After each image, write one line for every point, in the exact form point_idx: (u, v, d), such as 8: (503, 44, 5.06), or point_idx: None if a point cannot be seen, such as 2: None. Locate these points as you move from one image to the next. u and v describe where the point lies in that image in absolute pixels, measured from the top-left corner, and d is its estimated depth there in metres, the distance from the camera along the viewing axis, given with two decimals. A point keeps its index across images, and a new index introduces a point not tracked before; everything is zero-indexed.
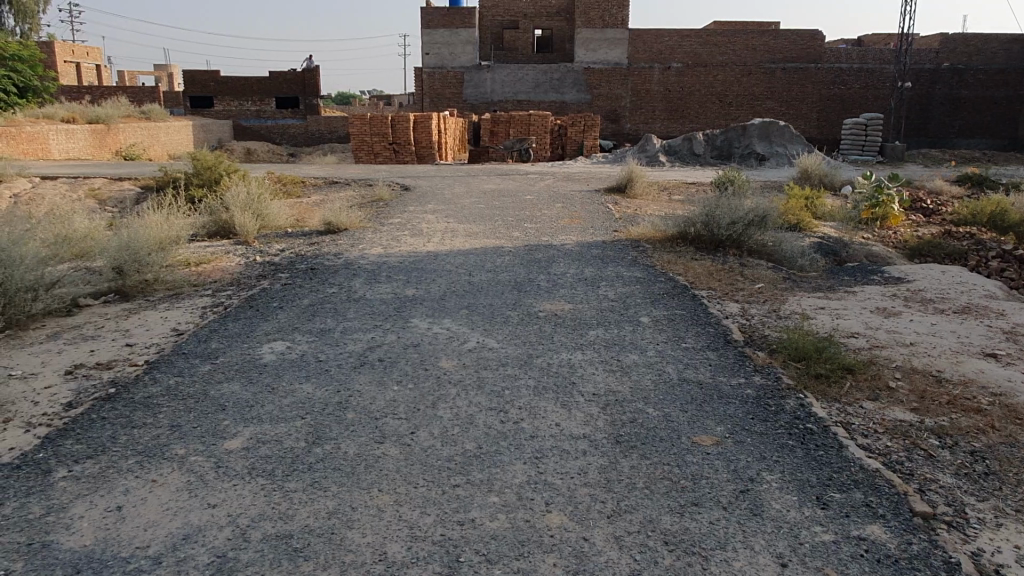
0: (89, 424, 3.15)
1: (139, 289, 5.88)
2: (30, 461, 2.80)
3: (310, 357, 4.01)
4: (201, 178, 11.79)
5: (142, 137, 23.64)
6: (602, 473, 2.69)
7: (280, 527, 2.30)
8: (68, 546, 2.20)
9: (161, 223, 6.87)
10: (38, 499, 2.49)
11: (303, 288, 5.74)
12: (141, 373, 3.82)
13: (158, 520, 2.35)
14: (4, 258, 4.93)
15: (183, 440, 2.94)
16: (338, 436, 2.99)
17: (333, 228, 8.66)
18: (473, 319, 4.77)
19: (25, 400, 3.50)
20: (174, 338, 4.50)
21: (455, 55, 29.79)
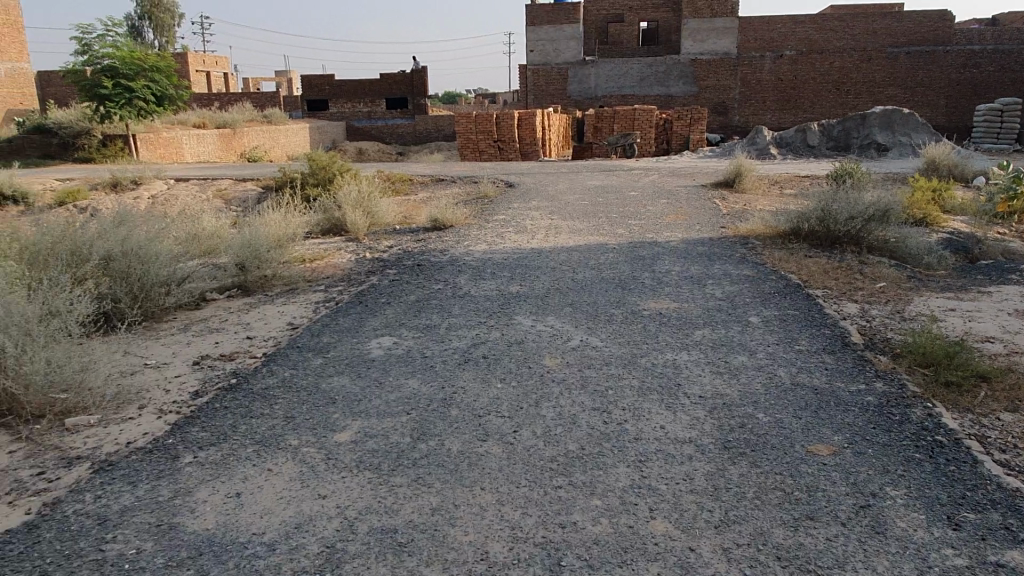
0: (213, 412, 3.35)
1: (259, 285, 6.20)
2: (160, 446, 3.00)
3: (416, 353, 4.10)
4: (316, 178, 12.32)
5: (264, 140, 25.04)
6: (709, 480, 2.60)
7: (386, 521, 2.36)
8: (194, 529, 2.34)
9: (279, 222, 7.22)
10: (167, 483, 2.67)
11: (410, 284, 5.89)
12: (260, 365, 4.02)
13: (273, 508, 2.46)
14: (143, 254, 5.27)
15: (296, 432, 3.07)
16: (442, 432, 3.03)
17: (439, 225, 8.85)
18: (577, 317, 4.74)
19: (157, 387, 3.77)
20: (289, 331, 4.71)
21: (559, 51, 29.74)
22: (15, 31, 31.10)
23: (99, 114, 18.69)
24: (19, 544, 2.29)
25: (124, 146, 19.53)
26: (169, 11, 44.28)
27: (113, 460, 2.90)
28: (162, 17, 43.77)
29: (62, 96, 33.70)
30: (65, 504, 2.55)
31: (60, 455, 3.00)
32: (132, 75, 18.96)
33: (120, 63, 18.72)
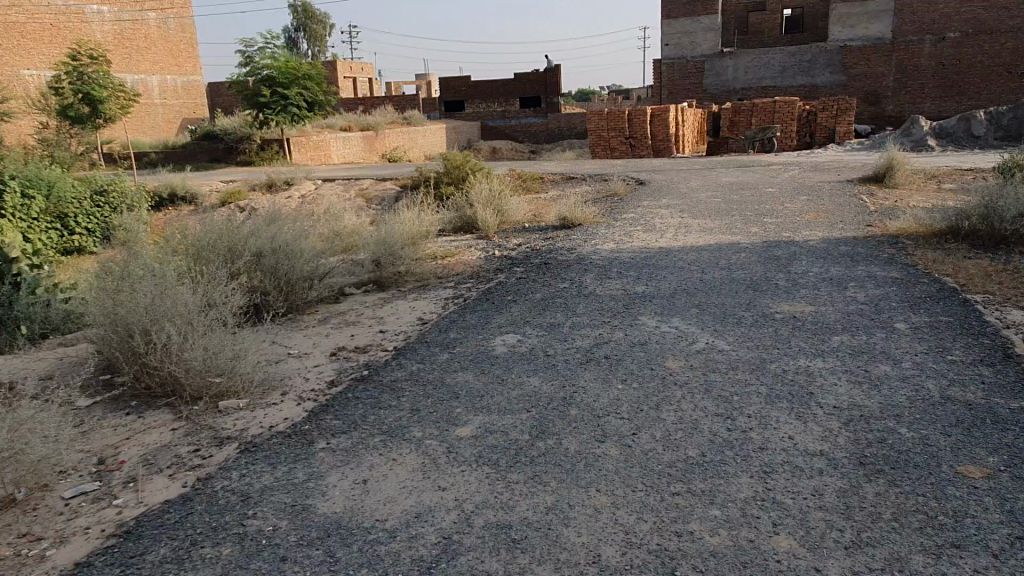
0: (346, 401, 3.55)
1: (393, 280, 6.48)
2: (298, 431, 3.21)
3: (539, 351, 4.13)
4: (450, 177, 12.69)
5: (403, 141, 26.11)
6: (840, 497, 2.44)
7: (501, 517, 2.40)
8: (324, 511, 2.49)
9: (414, 220, 7.48)
10: (302, 466, 2.85)
11: (536, 282, 5.94)
12: (390, 358, 4.21)
13: (396, 496, 2.57)
14: (290, 251, 5.62)
15: (420, 424, 3.19)
16: (561, 431, 3.04)
17: (568, 223, 8.87)
18: (703, 318, 4.59)
19: (298, 376, 4.04)
20: (419, 326, 4.89)
21: (695, 44, 28.90)
22: (191, 46, 34.24)
23: (258, 120, 20.26)
24: (176, 514, 2.53)
25: (279, 149, 21.05)
26: (322, 22, 47.20)
27: (257, 442, 3.13)
28: (314, 27, 46.79)
29: (228, 104, 36.68)
30: (214, 479, 2.79)
31: (213, 434, 3.29)
32: (287, 83, 20.35)
33: (277, 73, 20.16)
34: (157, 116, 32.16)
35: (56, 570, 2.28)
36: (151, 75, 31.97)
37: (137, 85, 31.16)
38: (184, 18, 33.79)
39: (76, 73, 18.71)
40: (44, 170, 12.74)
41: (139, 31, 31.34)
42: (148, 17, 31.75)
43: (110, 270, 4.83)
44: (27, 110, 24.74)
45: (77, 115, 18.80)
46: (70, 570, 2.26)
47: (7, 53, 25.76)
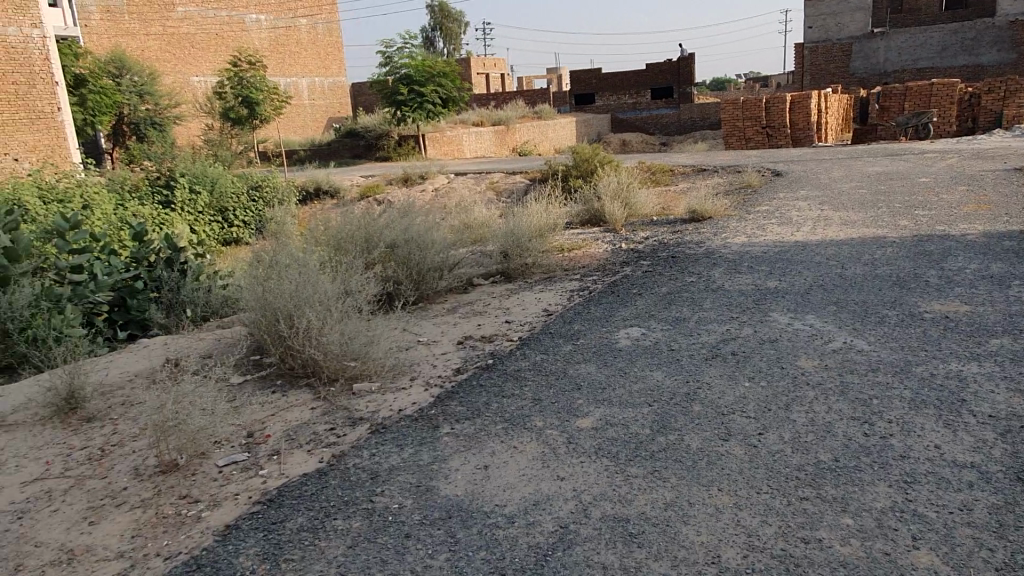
0: (471, 388, 3.65)
1: (520, 272, 6.57)
2: (425, 415, 3.35)
3: (663, 345, 4.06)
4: (579, 170, 12.69)
5: (534, 135, 26.35)
6: (993, 514, 2.24)
7: (619, 510, 2.39)
8: (447, 493, 2.58)
9: (542, 213, 7.53)
10: (428, 449, 2.96)
11: (663, 276, 5.82)
12: (515, 348, 4.28)
13: (515, 483, 2.62)
14: (422, 243, 5.83)
15: (541, 413, 3.23)
16: (683, 427, 2.98)
17: (698, 216, 8.64)
18: (842, 316, 4.34)
19: (427, 362, 4.20)
20: (544, 317, 4.94)
21: (842, 25, 27.18)
22: (337, 49, 36.21)
23: (396, 118, 21.13)
24: (312, 487, 2.72)
25: (415, 145, 21.86)
26: (458, 20, 48.52)
27: (387, 423, 3.29)
28: (450, 26, 48.19)
29: (369, 103, 38.36)
30: (347, 457, 2.96)
31: (348, 414, 3.49)
32: (424, 81, 21.05)
33: (415, 71, 20.93)
34: (306, 116, 34.21)
35: (210, 530, 2.51)
36: (302, 77, 34.09)
37: (289, 88, 33.34)
38: (331, 23, 35.81)
39: (237, 78, 20.37)
40: (208, 167, 13.96)
41: (292, 37, 33.52)
42: (299, 24, 33.91)
43: (261, 259, 5.22)
44: (196, 113, 27.22)
45: (237, 116, 20.44)
46: (221, 531, 2.48)
47: (180, 62, 28.36)
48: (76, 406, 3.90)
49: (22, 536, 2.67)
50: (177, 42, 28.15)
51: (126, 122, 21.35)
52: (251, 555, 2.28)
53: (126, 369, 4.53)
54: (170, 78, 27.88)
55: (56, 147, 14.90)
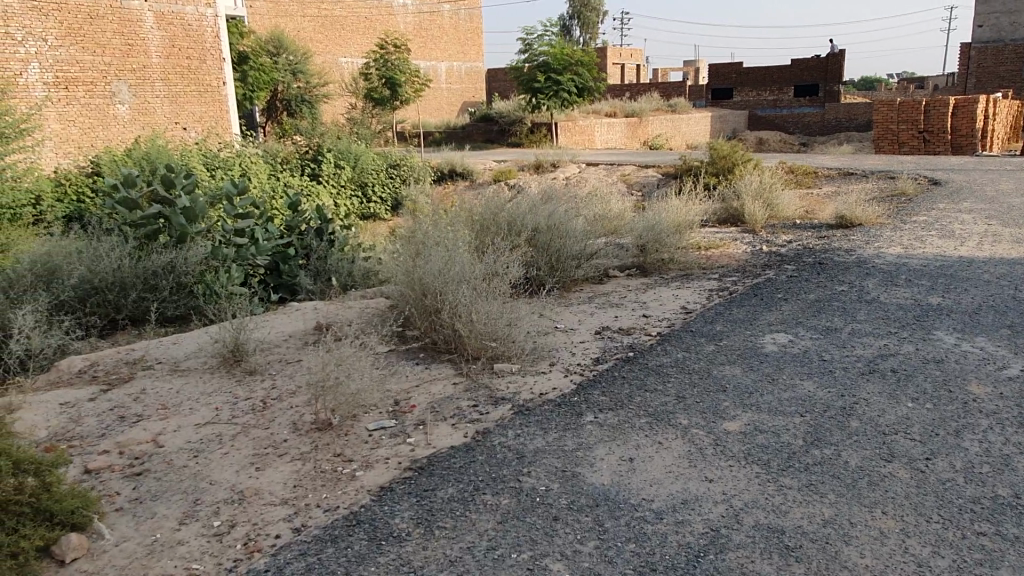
0: (611, 379, 3.64)
1: (656, 266, 6.48)
2: (567, 401, 3.37)
3: (814, 354, 3.88)
4: (716, 167, 12.29)
5: (666, 128, 25.82)
6: None
7: (773, 520, 2.31)
8: (593, 481, 2.59)
9: (682, 208, 7.36)
10: (572, 435, 2.98)
11: (811, 282, 5.56)
12: (655, 343, 4.22)
13: (662, 479, 2.59)
14: (563, 230, 5.86)
15: (686, 412, 3.17)
16: (840, 442, 2.84)
17: (846, 221, 8.18)
18: (1017, 342, 3.98)
19: (565, 349, 4.22)
20: (683, 315, 4.84)
21: (1019, 24, 24.82)
22: (476, 35, 36.87)
23: (531, 104, 21.29)
24: (460, 459, 2.80)
25: (547, 133, 21.97)
26: (597, 10, 48.27)
27: (530, 406, 3.34)
28: (590, 15, 47.95)
29: (503, 90, 38.81)
30: (492, 435, 3.03)
31: (490, 393, 3.57)
32: (561, 69, 21.04)
33: (553, 59, 20.98)
34: (443, 99, 35.12)
35: (365, 489, 2.65)
36: (441, 62, 34.99)
37: (429, 71, 34.30)
38: (474, 9, 36.48)
39: (383, 60, 21.19)
40: (352, 145, 14.69)
41: (435, 22, 34.38)
42: (443, 9, 34.72)
43: (408, 235, 5.42)
44: (342, 93, 28.59)
45: (380, 97, 21.27)
46: (376, 491, 2.61)
47: (331, 43, 29.82)
48: (239, 358, 4.21)
49: (197, 472, 2.92)
50: (329, 24, 29.58)
51: (280, 98, 22.72)
52: (406, 518, 2.38)
53: (282, 329, 4.85)
54: (321, 58, 29.38)
55: (220, 118, 16.15)
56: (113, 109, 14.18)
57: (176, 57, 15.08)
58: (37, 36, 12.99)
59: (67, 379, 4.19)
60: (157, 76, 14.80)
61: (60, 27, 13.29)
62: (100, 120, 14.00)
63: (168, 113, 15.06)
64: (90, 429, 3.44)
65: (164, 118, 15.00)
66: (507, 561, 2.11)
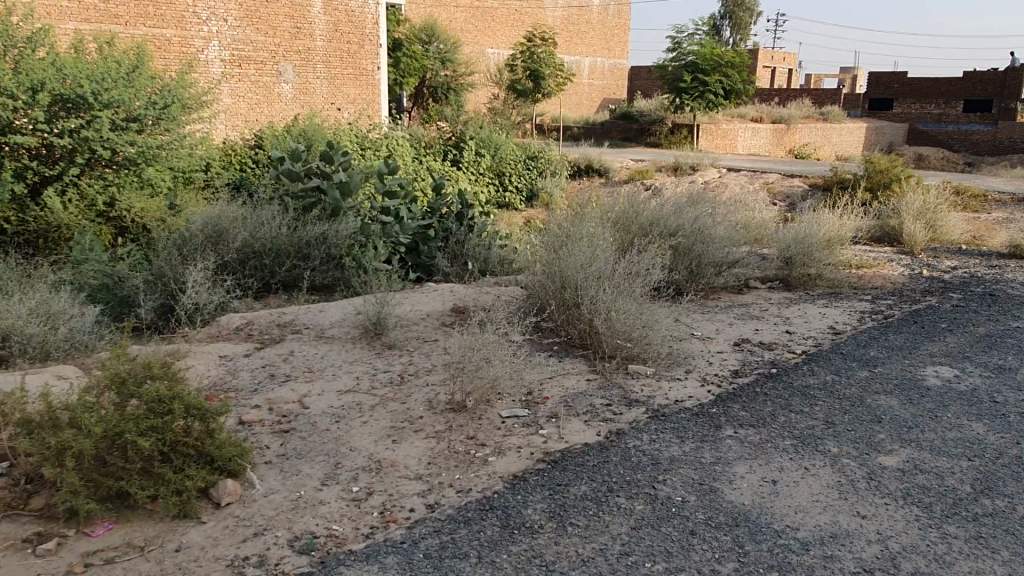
0: (754, 394, 3.47)
1: (802, 282, 6.15)
2: (705, 411, 3.25)
3: (984, 394, 3.53)
4: (871, 181, 11.53)
5: (816, 137, 24.50)
6: None
7: (935, 570, 2.11)
8: (733, 499, 2.48)
9: (834, 221, 6.93)
10: (710, 447, 2.87)
11: (979, 314, 5.08)
12: (800, 362, 3.99)
13: (808, 507, 2.44)
14: (706, 235, 5.67)
15: (836, 439, 2.97)
16: (1016, 495, 2.56)
17: (1020, 251, 7.43)
18: None
19: (701, 357, 4.08)
20: (831, 335, 4.56)
21: None
22: (623, 32, 36.43)
23: (675, 104, 20.81)
24: (594, 458, 2.77)
25: (688, 135, 21.42)
26: (750, 10, 46.41)
27: (665, 412, 3.25)
28: (742, 15, 46.24)
29: (646, 88, 38.20)
30: (627, 437, 2.97)
31: (623, 394, 3.50)
32: (709, 70, 20.37)
33: (702, 59, 20.36)
34: (584, 94, 35.08)
35: (497, 475, 2.67)
36: (585, 57, 34.92)
37: (573, 66, 34.33)
38: (624, 5, 36.04)
39: (529, 52, 21.37)
40: (493, 134, 14.88)
41: (583, 17, 34.28)
42: (592, 4, 34.51)
43: (548, 226, 5.42)
44: (485, 83, 29.14)
45: (523, 89, 21.50)
46: (508, 479, 2.63)
47: (480, 34, 30.40)
48: (380, 331, 4.37)
49: (338, 437, 3.05)
50: (480, 15, 30.16)
51: (427, 85, 23.43)
52: (539, 511, 2.39)
53: (422, 306, 4.99)
54: (469, 48, 30.03)
55: (372, 101, 16.90)
56: (278, 88, 15.13)
57: (338, 42, 15.90)
58: (218, 17, 14.06)
59: (226, 334, 4.51)
60: (319, 59, 15.67)
61: (239, 9, 14.30)
62: (266, 97, 14.98)
63: (325, 94, 15.91)
64: (244, 383, 3.69)
65: (322, 99, 15.86)
66: (640, 570, 2.07)
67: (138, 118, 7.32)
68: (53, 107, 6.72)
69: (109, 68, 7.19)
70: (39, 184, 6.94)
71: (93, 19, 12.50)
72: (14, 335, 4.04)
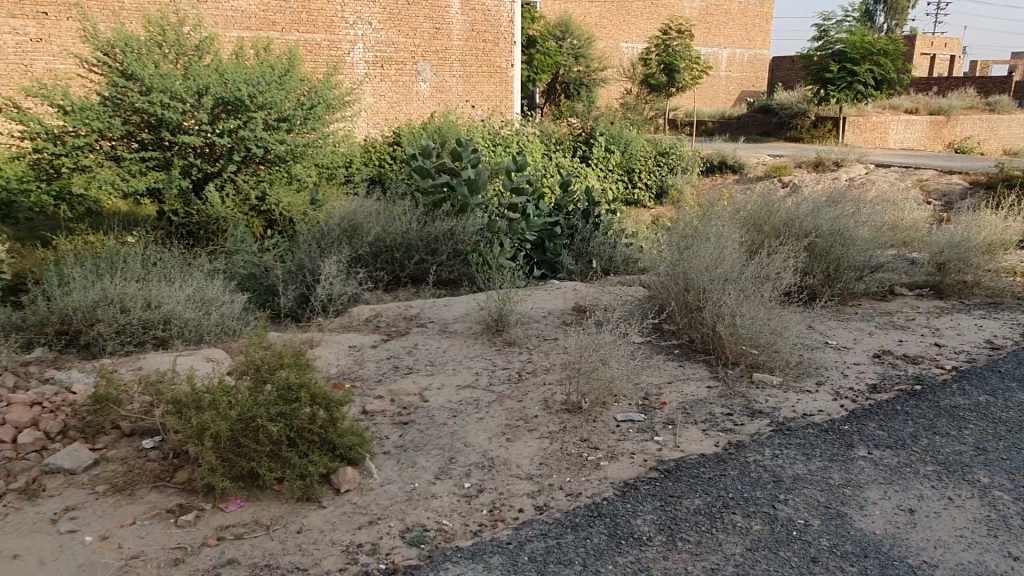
0: (893, 413, 3.20)
1: (956, 290, 5.63)
2: (836, 428, 3.04)
3: None
4: None
5: (980, 130, 22.34)
6: None
7: None
8: (862, 526, 2.30)
9: (997, 223, 6.29)
10: (840, 468, 2.68)
11: None
12: (949, 379, 3.65)
13: (950, 543, 2.22)
14: (847, 236, 5.31)
15: (988, 468, 2.68)
16: None
17: None
18: None
19: (835, 369, 3.82)
20: (987, 350, 4.14)
21: None
22: (766, 21, 34.82)
23: (819, 96, 19.65)
24: (711, 471, 2.66)
25: (832, 129, 20.18)
26: None
27: (791, 426, 3.07)
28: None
29: (788, 80, 36.34)
30: (748, 450, 2.83)
31: (747, 403, 3.34)
32: (859, 58, 19.05)
33: (851, 48, 19.07)
34: (720, 87, 33.95)
35: (608, 481, 2.62)
36: (724, 48, 33.73)
37: (710, 58, 33.27)
38: None
39: (664, 45, 20.90)
40: (624, 130, 14.61)
41: (723, 6, 33.06)
42: None
43: (675, 224, 5.26)
44: (618, 77, 28.84)
45: (656, 83, 21.07)
46: (620, 486, 2.58)
47: (615, 28, 30.08)
48: (501, 328, 4.41)
49: (454, 431, 3.10)
50: (615, 8, 29.82)
51: (560, 81, 23.48)
52: (648, 522, 2.33)
53: (543, 304, 4.99)
54: (603, 43, 29.79)
55: (504, 98, 17.15)
56: (417, 87, 15.68)
57: (474, 41, 16.24)
58: (364, 20, 14.72)
59: (356, 325, 4.72)
60: (455, 58, 16.08)
61: (383, 12, 14.90)
62: (405, 96, 15.56)
63: (460, 92, 16.33)
64: (370, 373, 3.84)
65: (457, 97, 16.29)
66: None
67: (287, 118, 7.72)
68: (215, 109, 7.27)
69: (264, 71, 7.63)
70: (202, 180, 7.55)
71: (254, 27, 13.48)
72: (174, 320, 4.38)
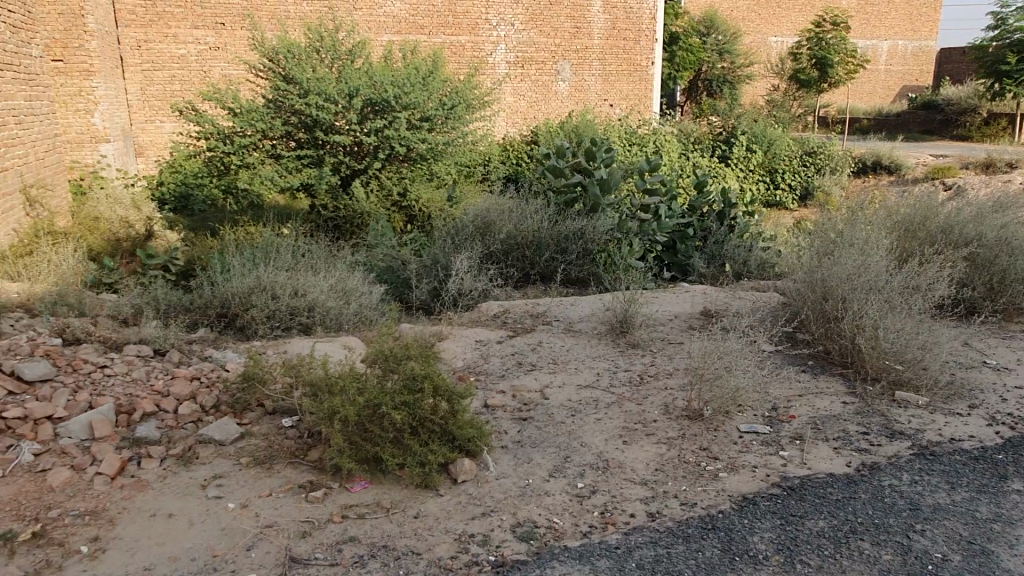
0: None
1: None
2: (988, 457, 2.77)
3: None
4: None
5: None
6: None
7: None
8: (1010, 567, 2.09)
9: None
10: (989, 501, 2.44)
11: None
12: None
13: None
14: (1016, 246, 4.81)
15: None
16: None
17: None
18: None
19: (992, 391, 3.48)
20: None
21: None
22: (935, 10, 32.14)
23: (993, 91, 17.99)
24: (839, 492, 2.51)
25: (1007, 127, 18.44)
26: None
27: (935, 451, 2.83)
28: None
29: (958, 73, 33.40)
30: (882, 473, 2.64)
31: (886, 423, 3.11)
32: None
33: None
34: (878, 83, 31.78)
35: (727, 494, 2.54)
36: (885, 40, 31.48)
37: (868, 51, 31.21)
38: None
39: (817, 39, 19.83)
40: (768, 127, 13.97)
41: None
42: None
43: (817, 228, 4.99)
44: (765, 73, 27.67)
45: (806, 78, 20.07)
46: (738, 500, 2.49)
47: (763, 22, 28.91)
48: (626, 329, 4.37)
49: (571, 431, 3.11)
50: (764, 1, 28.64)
51: (702, 78, 22.87)
52: (766, 540, 2.23)
53: (670, 307, 4.89)
54: (749, 38, 28.72)
55: (644, 97, 16.84)
56: (556, 86, 15.78)
57: (614, 39, 16.09)
58: (507, 21, 14.98)
59: (484, 320, 4.85)
60: (595, 57, 16.02)
61: (525, 13, 15.09)
62: (543, 95, 15.72)
63: (599, 91, 16.28)
64: (494, 368, 3.93)
65: (596, 96, 16.26)
66: None
67: (429, 118, 7.94)
68: (364, 109, 7.65)
69: (410, 73, 7.87)
70: (349, 176, 7.99)
71: (403, 31, 14.13)
72: (317, 308, 4.68)
